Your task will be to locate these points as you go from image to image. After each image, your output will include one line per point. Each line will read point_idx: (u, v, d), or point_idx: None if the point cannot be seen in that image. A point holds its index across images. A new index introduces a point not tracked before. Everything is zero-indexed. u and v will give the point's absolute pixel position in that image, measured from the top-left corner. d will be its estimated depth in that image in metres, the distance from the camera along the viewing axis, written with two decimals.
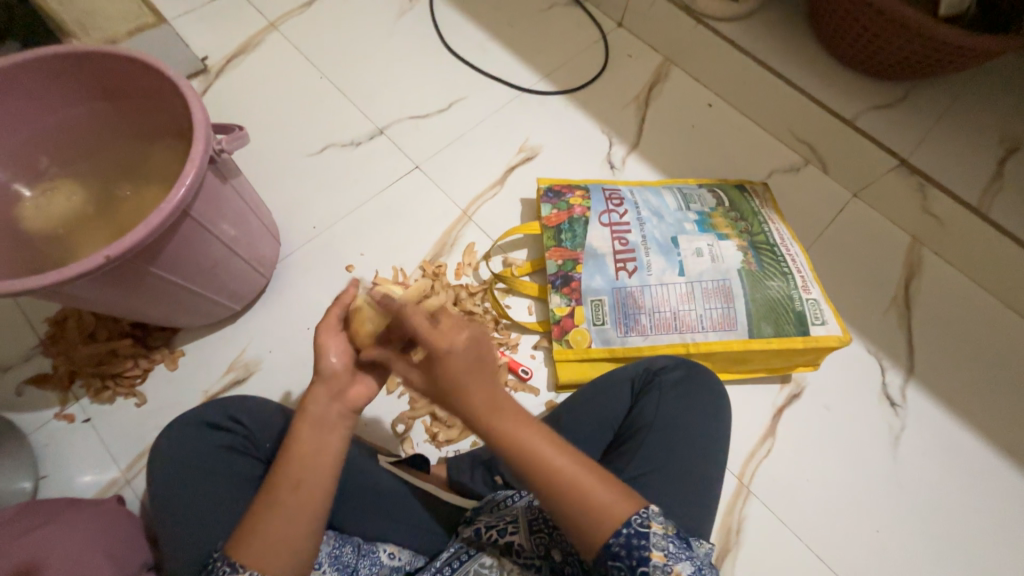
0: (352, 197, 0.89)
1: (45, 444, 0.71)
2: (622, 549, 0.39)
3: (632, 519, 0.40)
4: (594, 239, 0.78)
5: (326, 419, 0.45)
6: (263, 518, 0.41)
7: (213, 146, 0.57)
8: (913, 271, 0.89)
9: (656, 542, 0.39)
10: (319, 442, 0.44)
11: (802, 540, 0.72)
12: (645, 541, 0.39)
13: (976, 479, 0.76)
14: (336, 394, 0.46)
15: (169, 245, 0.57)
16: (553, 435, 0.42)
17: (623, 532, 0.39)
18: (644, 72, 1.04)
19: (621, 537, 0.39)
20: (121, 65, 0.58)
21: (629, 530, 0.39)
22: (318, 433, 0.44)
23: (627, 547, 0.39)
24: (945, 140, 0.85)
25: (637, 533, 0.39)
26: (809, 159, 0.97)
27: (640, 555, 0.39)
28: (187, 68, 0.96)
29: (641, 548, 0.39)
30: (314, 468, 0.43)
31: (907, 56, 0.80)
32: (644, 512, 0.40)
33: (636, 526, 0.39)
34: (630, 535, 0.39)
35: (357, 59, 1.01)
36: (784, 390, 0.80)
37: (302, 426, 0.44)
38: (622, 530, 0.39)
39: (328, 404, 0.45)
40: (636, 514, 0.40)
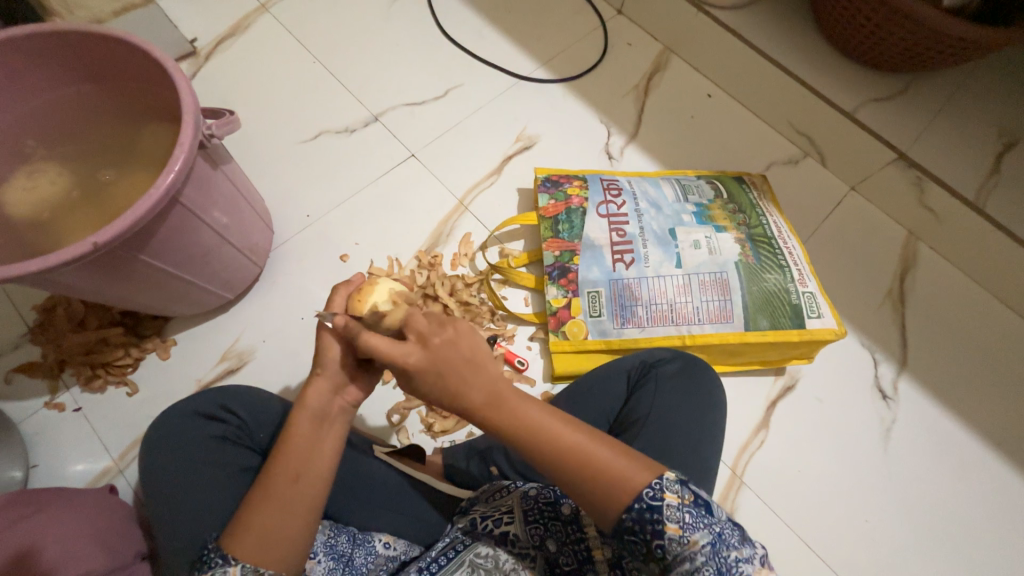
0: (346, 186, 0.87)
1: (35, 433, 0.70)
2: (635, 523, 0.39)
3: (644, 493, 0.39)
4: (591, 230, 0.78)
5: (324, 412, 0.45)
6: (258, 508, 0.41)
7: (203, 130, 0.56)
8: (908, 265, 0.90)
9: (670, 515, 0.38)
10: (314, 434, 0.44)
11: (793, 530, 0.73)
12: (658, 515, 0.38)
13: (965, 470, 0.77)
14: (337, 388, 0.46)
15: (159, 231, 0.56)
16: (556, 411, 0.43)
17: (636, 507, 0.39)
18: (643, 61, 1.03)
19: (634, 512, 0.39)
20: (107, 45, 0.56)
21: (641, 505, 0.39)
22: (314, 425, 0.44)
23: (641, 521, 0.38)
24: (944, 134, 0.84)
25: (650, 507, 0.38)
26: (808, 151, 0.97)
27: (653, 528, 0.38)
28: (176, 51, 0.93)
29: (654, 522, 0.38)
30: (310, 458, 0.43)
31: (909, 47, 0.79)
32: (657, 484, 0.39)
33: (648, 499, 0.39)
34: (643, 509, 0.38)
35: (351, 43, 0.99)
36: (778, 382, 0.81)
37: (301, 416, 0.44)
38: (635, 504, 0.39)
39: (329, 397, 0.46)
40: (648, 487, 0.39)
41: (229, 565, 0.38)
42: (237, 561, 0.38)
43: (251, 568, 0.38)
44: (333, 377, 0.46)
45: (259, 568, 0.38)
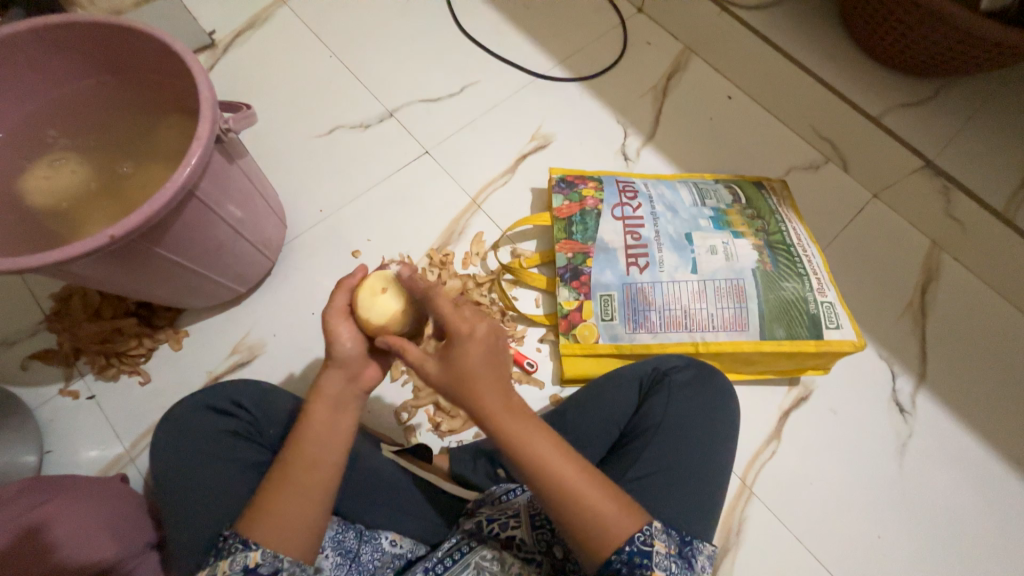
0: (359, 181, 0.87)
1: (49, 420, 0.71)
2: (624, 566, 0.39)
3: (636, 537, 0.40)
4: (605, 233, 0.76)
5: (339, 399, 0.44)
6: (276, 494, 0.41)
7: (222, 125, 0.56)
8: (930, 276, 0.87)
9: (658, 562, 0.40)
10: (331, 422, 0.43)
11: (802, 543, 0.72)
12: (647, 561, 0.39)
13: (983, 489, 0.75)
14: (353, 375, 0.45)
15: (176, 224, 0.56)
16: (561, 443, 0.42)
17: (626, 550, 0.39)
18: (662, 61, 1.01)
19: (624, 554, 0.39)
20: (128, 37, 0.56)
21: (633, 549, 0.39)
22: (333, 415, 0.43)
23: (629, 565, 0.39)
24: (973, 142, 0.82)
25: (641, 551, 0.39)
26: (829, 157, 0.95)
27: (642, 573, 0.39)
28: (195, 43, 0.94)
29: (644, 566, 0.39)
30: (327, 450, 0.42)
31: (941, 52, 0.76)
32: (647, 530, 0.40)
33: (640, 544, 0.39)
34: (633, 553, 0.39)
35: (368, 38, 0.99)
36: (791, 393, 0.79)
37: (316, 405, 0.44)
38: (625, 547, 0.39)
39: (343, 385, 0.45)
40: (639, 532, 0.40)
41: (249, 549, 0.39)
42: (257, 546, 0.39)
43: (271, 553, 0.39)
44: (349, 366, 0.46)
45: (278, 554, 0.39)
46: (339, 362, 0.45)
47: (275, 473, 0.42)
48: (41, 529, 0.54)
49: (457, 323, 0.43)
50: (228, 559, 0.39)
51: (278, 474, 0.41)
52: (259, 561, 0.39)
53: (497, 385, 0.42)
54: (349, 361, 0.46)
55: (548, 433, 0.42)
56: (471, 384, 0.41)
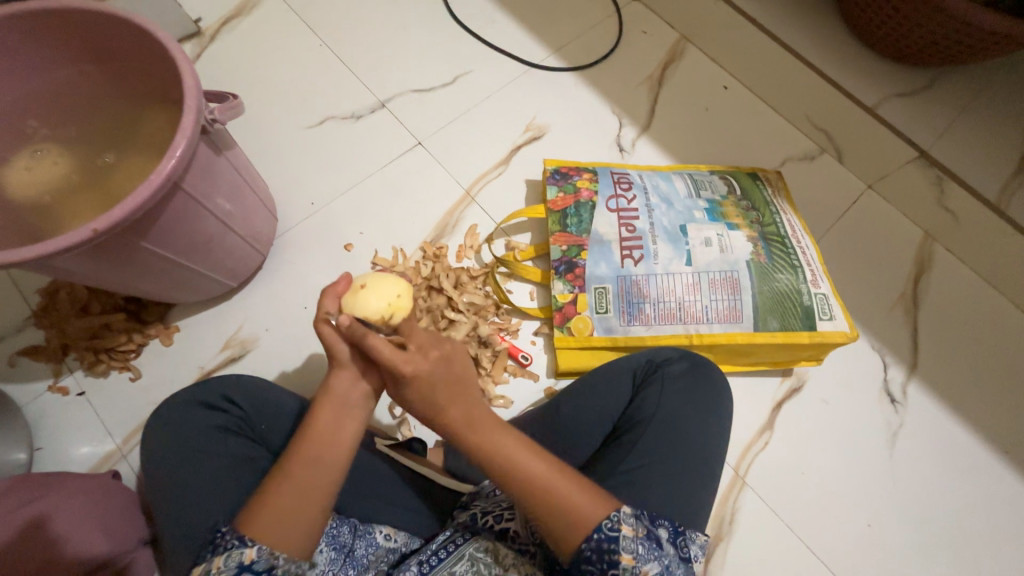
0: (351, 174, 0.86)
1: (39, 416, 0.70)
2: (593, 552, 0.40)
3: (604, 524, 0.40)
4: (599, 225, 0.76)
5: (340, 397, 0.44)
6: (276, 489, 0.41)
7: (206, 115, 0.54)
8: (922, 267, 0.87)
9: (626, 546, 0.40)
10: (334, 420, 0.43)
11: (794, 532, 0.73)
12: (615, 547, 0.40)
13: (971, 477, 0.76)
14: (359, 375, 0.45)
15: (162, 218, 0.55)
16: (526, 441, 0.43)
17: (594, 537, 0.40)
18: (658, 50, 1.00)
19: (593, 542, 0.40)
20: (109, 24, 0.54)
21: (600, 535, 0.40)
22: (335, 411, 0.43)
23: (598, 551, 0.40)
24: (967, 132, 0.81)
25: (609, 538, 0.40)
26: (824, 147, 0.94)
27: (610, 559, 0.40)
28: (181, 31, 0.91)
29: (611, 552, 0.40)
30: (325, 448, 0.42)
31: (937, 41, 0.76)
32: (615, 516, 0.41)
33: (607, 530, 0.40)
34: (600, 539, 0.40)
35: (359, 26, 0.97)
36: (784, 383, 0.79)
37: (324, 404, 0.44)
38: (593, 534, 0.40)
39: (351, 386, 0.44)
40: (608, 518, 0.40)
41: (245, 546, 0.39)
42: (253, 543, 0.39)
43: (267, 550, 0.39)
44: (356, 366, 0.45)
45: (274, 551, 0.39)
46: (344, 365, 0.44)
47: (275, 469, 0.41)
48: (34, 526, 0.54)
49: (400, 364, 0.42)
50: (224, 555, 0.39)
51: (278, 469, 0.41)
52: (255, 557, 0.39)
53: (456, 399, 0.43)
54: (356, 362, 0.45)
55: (513, 432, 0.43)
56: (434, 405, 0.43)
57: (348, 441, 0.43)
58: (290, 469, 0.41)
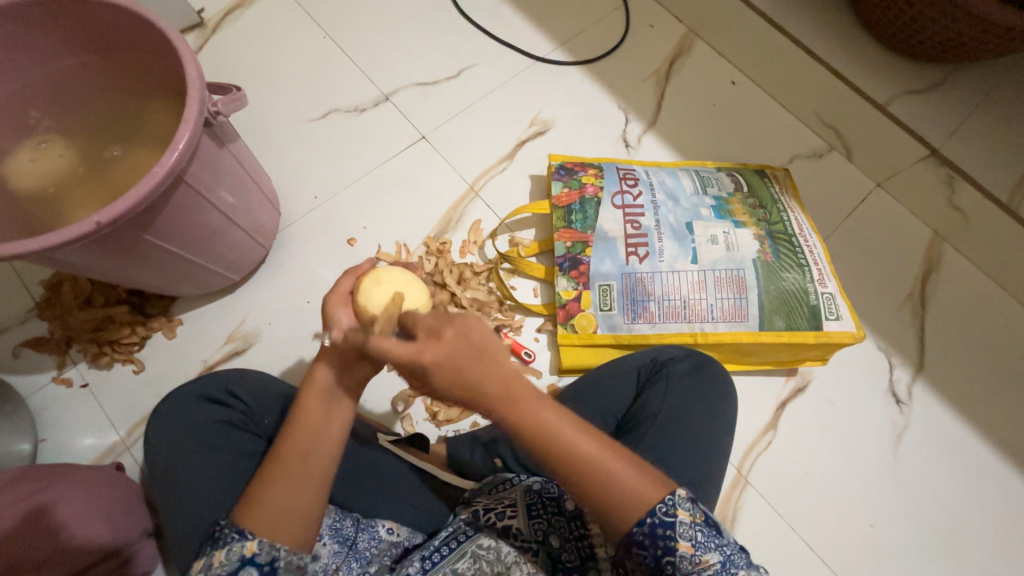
0: (354, 168, 0.85)
1: (43, 407, 0.70)
2: (646, 537, 0.39)
3: (658, 508, 0.39)
4: (605, 222, 0.75)
5: (334, 392, 0.44)
6: (272, 480, 0.40)
7: (209, 107, 0.54)
8: (931, 267, 0.86)
9: (682, 532, 0.39)
10: (335, 417, 0.43)
11: (796, 532, 0.72)
12: (670, 532, 0.39)
13: (976, 478, 0.75)
14: (343, 366, 0.44)
15: (164, 210, 0.54)
16: (578, 420, 0.40)
17: (648, 522, 0.39)
18: (666, 45, 0.98)
19: (645, 527, 0.39)
20: (111, 15, 0.54)
21: (654, 520, 0.39)
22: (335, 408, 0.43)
23: (652, 536, 0.39)
24: (981, 130, 0.80)
25: (662, 522, 0.39)
26: (833, 145, 0.93)
27: (665, 545, 0.39)
28: (184, 22, 0.91)
29: (667, 538, 0.39)
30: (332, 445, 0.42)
31: (951, 37, 0.74)
32: (670, 499, 0.39)
33: (662, 515, 0.39)
34: (655, 524, 0.39)
35: (363, 18, 0.96)
36: (789, 383, 0.79)
37: (308, 396, 0.43)
38: (648, 519, 0.39)
39: (334, 376, 0.43)
40: (662, 503, 0.39)
41: (246, 539, 0.39)
42: (254, 536, 0.39)
43: (268, 543, 0.39)
44: (338, 361, 0.43)
45: (274, 543, 0.39)
46: (331, 353, 0.44)
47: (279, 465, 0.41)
48: (36, 517, 0.54)
49: (416, 348, 0.37)
50: (225, 549, 0.39)
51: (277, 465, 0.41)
52: (257, 550, 0.39)
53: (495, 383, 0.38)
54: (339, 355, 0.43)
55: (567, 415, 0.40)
56: (465, 385, 0.37)
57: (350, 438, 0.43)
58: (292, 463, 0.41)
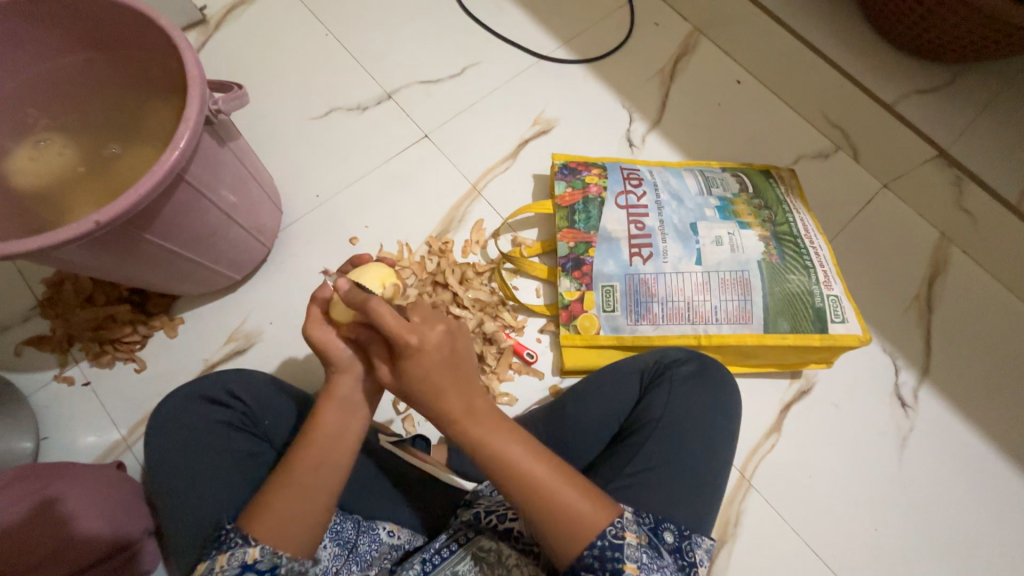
0: (356, 166, 0.85)
1: (45, 406, 0.70)
2: (596, 560, 0.40)
3: (608, 530, 0.41)
4: (608, 222, 0.75)
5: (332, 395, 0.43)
6: (277, 485, 0.41)
7: (210, 105, 0.53)
8: (937, 269, 0.85)
9: (630, 553, 0.41)
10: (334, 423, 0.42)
11: (799, 535, 0.72)
12: (619, 554, 0.40)
13: (981, 483, 0.75)
14: (360, 378, 0.45)
15: (164, 210, 0.54)
16: (529, 441, 0.43)
17: (598, 544, 0.40)
18: (671, 43, 0.97)
19: (596, 549, 0.40)
20: (112, 12, 0.53)
21: (604, 542, 0.40)
22: (335, 412, 0.43)
23: (601, 559, 0.40)
24: (991, 131, 0.79)
25: (612, 544, 0.40)
26: (840, 145, 0.92)
27: (613, 567, 0.40)
28: (186, 19, 0.90)
29: (615, 560, 0.40)
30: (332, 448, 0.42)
31: (962, 36, 0.73)
32: (618, 522, 0.42)
33: (611, 537, 0.41)
34: (605, 546, 0.40)
35: (366, 16, 0.95)
36: (793, 385, 0.78)
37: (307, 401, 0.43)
38: (597, 541, 0.40)
39: (353, 387, 0.44)
40: (611, 525, 0.41)
41: (248, 546, 0.39)
42: (255, 542, 0.39)
43: (269, 550, 0.39)
44: (349, 368, 0.44)
45: (276, 551, 0.39)
46: (343, 367, 0.44)
47: (280, 468, 0.41)
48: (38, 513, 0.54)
49: (404, 336, 0.41)
50: (227, 553, 0.39)
51: (279, 469, 0.41)
52: (258, 556, 0.39)
53: (459, 384, 0.42)
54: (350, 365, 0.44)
55: (518, 435, 0.43)
56: (431, 386, 0.41)
57: (352, 441, 0.43)
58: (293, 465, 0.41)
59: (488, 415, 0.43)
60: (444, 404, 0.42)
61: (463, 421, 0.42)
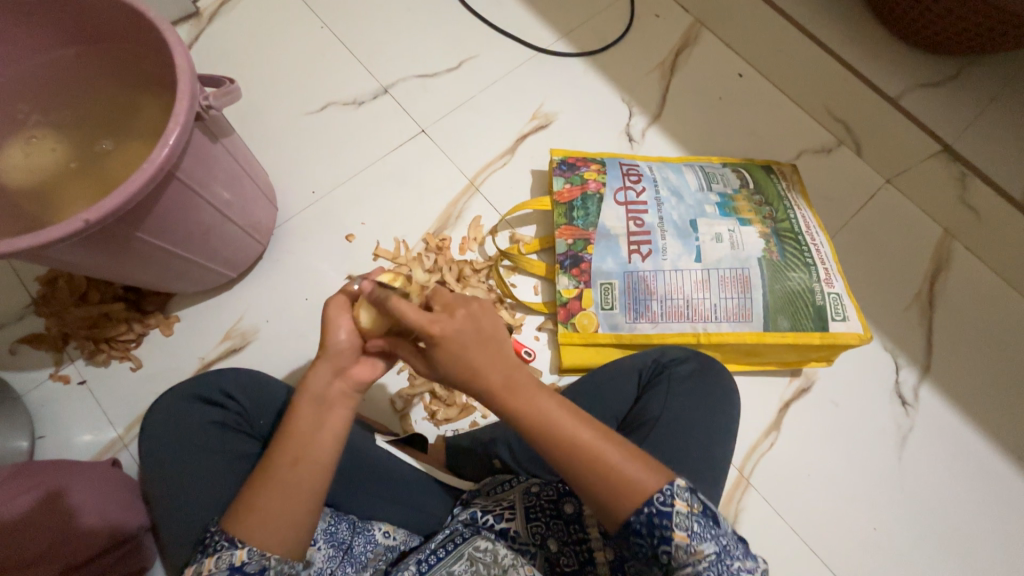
0: (352, 162, 0.84)
1: (40, 404, 0.70)
2: (643, 527, 0.38)
3: (655, 498, 0.38)
4: (607, 219, 0.74)
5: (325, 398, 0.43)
6: (262, 484, 0.40)
7: (201, 101, 0.52)
8: (939, 266, 0.85)
9: (679, 522, 0.38)
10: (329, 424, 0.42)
11: (797, 534, 0.72)
12: (667, 522, 0.38)
13: (981, 480, 0.74)
14: (340, 370, 0.44)
15: (157, 208, 0.54)
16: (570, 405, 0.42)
17: (645, 511, 0.38)
18: (671, 35, 0.96)
19: (644, 516, 0.38)
20: (100, 6, 0.52)
21: (651, 509, 0.38)
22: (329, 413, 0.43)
23: (649, 525, 0.38)
24: (997, 125, 0.77)
25: (659, 512, 0.38)
26: (842, 140, 0.91)
27: (662, 534, 0.38)
28: (179, 13, 0.89)
29: (663, 528, 0.38)
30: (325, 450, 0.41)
31: (969, 28, 0.72)
32: (667, 489, 0.39)
33: (659, 505, 0.38)
34: (652, 513, 0.38)
35: (361, 9, 0.93)
36: (793, 383, 0.78)
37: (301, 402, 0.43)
38: (644, 508, 0.38)
39: (330, 380, 0.43)
40: (659, 492, 0.39)
41: (235, 548, 0.39)
42: (243, 545, 0.39)
43: (258, 552, 0.39)
44: (336, 360, 0.44)
45: (265, 552, 0.39)
46: (328, 358, 0.44)
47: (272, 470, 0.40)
48: (46, 502, 0.55)
49: (429, 326, 0.41)
50: (215, 556, 0.39)
51: (272, 473, 0.40)
52: (245, 559, 0.38)
53: (495, 362, 0.42)
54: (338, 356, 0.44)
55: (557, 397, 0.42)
56: (467, 362, 0.41)
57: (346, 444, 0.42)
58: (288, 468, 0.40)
59: (531, 382, 0.42)
60: (482, 379, 0.41)
61: (503, 395, 0.41)
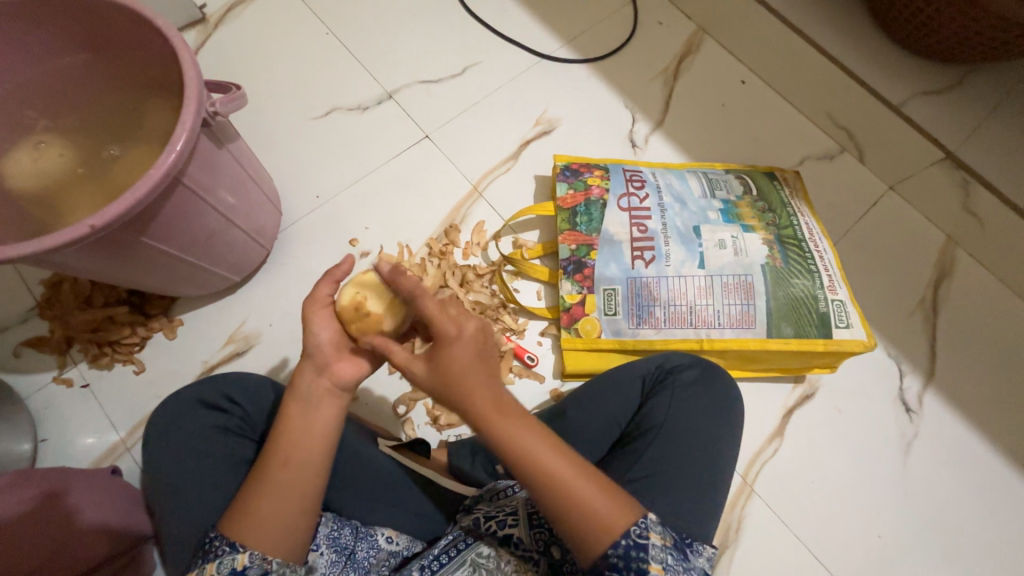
0: (356, 167, 0.84)
1: (42, 408, 0.70)
2: (620, 560, 0.39)
3: (632, 530, 0.40)
4: (611, 225, 0.74)
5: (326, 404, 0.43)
6: (266, 485, 0.40)
7: (207, 107, 0.52)
8: (943, 272, 0.85)
9: (654, 555, 0.40)
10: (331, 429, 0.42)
11: (801, 541, 0.71)
12: (643, 554, 0.40)
13: (985, 489, 0.74)
14: (322, 369, 0.44)
15: (162, 213, 0.54)
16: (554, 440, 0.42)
17: (621, 544, 0.40)
18: (674, 42, 0.96)
19: (620, 548, 0.40)
20: (108, 12, 0.53)
21: (628, 542, 0.40)
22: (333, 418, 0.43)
23: (625, 558, 0.40)
24: (999, 133, 0.77)
25: (636, 545, 0.40)
26: (845, 146, 0.91)
27: (638, 566, 0.39)
28: (186, 19, 0.90)
29: (639, 560, 0.40)
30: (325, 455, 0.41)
31: (970, 37, 0.72)
32: (642, 522, 0.41)
33: (635, 537, 0.40)
34: (629, 546, 0.40)
35: (366, 15, 0.94)
36: (796, 390, 0.78)
37: (301, 407, 0.43)
38: (620, 541, 0.40)
39: (314, 379, 0.43)
40: (634, 525, 0.40)
41: (236, 552, 0.39)
42: (244, 548, 0.39)
43: (259, 556, 0.39)
44: (316, 358, 0.44)
45: (265, 556, 0.39)
46: (310, 357, 0.44)
47: (270, 475, 0.40)
48: (48, 509, 0.56)
49: (444, 324, 0.42)
50: (216, 562, 0.39)
51: (271, 478, 0.40)
52: (247, 563, 0.39)
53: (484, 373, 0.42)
54: (321, 353, 0.45)
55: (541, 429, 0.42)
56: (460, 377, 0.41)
57: None
58: (295, 469, 0.41)
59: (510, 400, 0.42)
60: (468, 398, 0.41)
61: (491, 417, 0.41)
